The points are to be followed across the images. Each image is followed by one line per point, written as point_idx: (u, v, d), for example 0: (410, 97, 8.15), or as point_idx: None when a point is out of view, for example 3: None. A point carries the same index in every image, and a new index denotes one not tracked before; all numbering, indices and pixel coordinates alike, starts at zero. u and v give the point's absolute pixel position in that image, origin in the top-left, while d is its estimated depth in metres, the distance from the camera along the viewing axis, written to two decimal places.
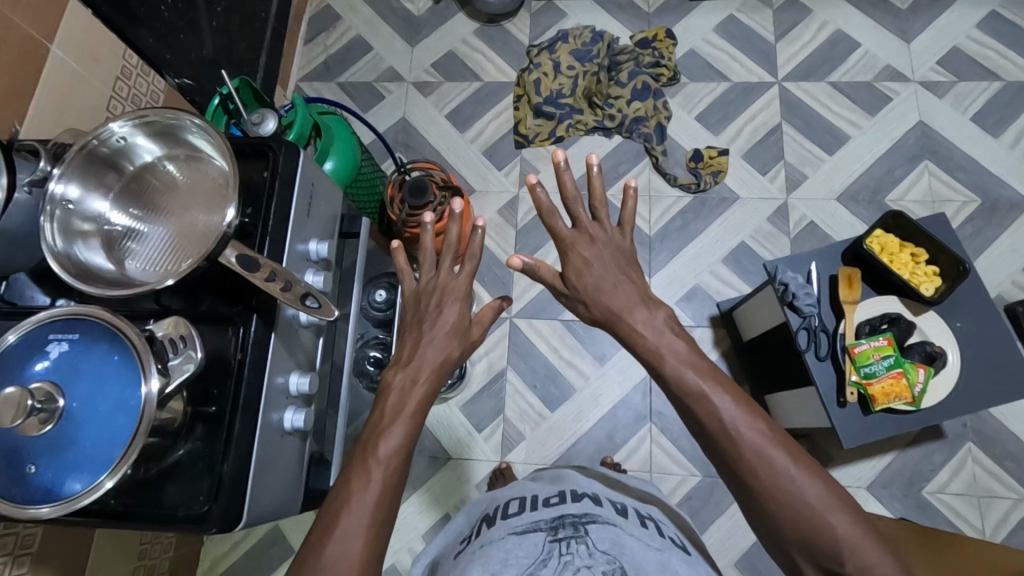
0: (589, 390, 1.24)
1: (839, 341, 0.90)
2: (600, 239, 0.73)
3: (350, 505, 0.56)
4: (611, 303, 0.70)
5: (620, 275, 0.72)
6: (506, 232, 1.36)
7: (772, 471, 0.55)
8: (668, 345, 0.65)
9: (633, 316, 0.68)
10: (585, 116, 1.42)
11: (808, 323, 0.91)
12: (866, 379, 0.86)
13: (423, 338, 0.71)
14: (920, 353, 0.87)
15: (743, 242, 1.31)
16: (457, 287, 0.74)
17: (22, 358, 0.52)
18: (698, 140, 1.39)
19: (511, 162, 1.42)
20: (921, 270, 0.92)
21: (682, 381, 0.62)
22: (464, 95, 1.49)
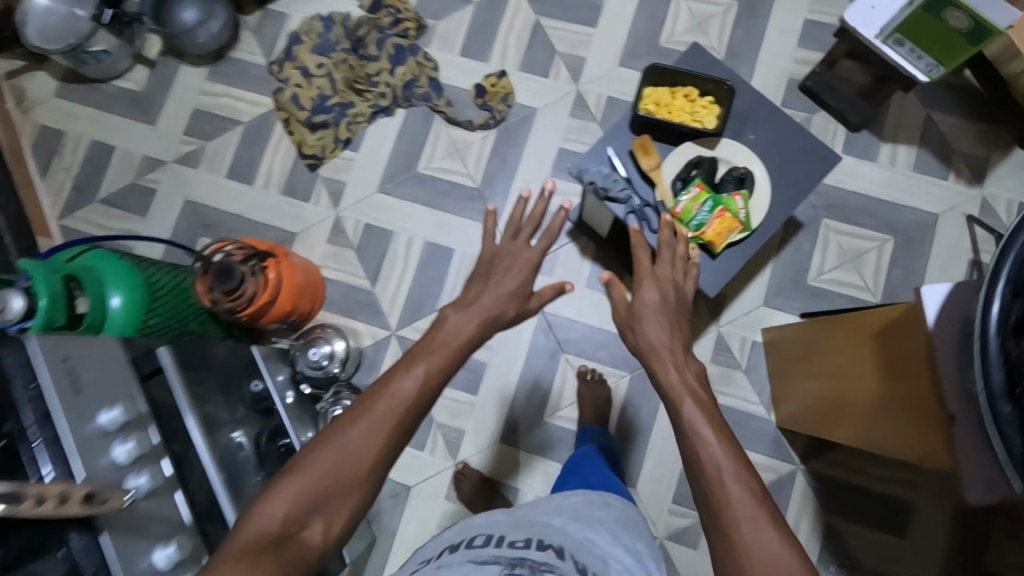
0: (498, 356, 1.24)
1: (661, 209, 0.91)
2: (660, 280, 0.80)
3: (361, 430, 0.64)
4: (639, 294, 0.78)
5: (666, 317, 0.76)
6: (347, 256, 1.30)
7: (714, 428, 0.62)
8: (656, 314, 0.76)
9: (664, 354, 0.72)
10: (358, 106, 1.34)
11: (631, 206, 0.92)
12: (699, 231, 0.89)
13: (486, 288, 0.86)
14: (731, 182, 0.90)
15: (561, 148, 1.30)
16: (523, 265, 0.89)
17: None
18: (473, 75, 1.34)
19: (315, 188, 1.33)
20: (697, 107, 0.94)
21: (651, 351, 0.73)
22: (233, 146, 1.37)
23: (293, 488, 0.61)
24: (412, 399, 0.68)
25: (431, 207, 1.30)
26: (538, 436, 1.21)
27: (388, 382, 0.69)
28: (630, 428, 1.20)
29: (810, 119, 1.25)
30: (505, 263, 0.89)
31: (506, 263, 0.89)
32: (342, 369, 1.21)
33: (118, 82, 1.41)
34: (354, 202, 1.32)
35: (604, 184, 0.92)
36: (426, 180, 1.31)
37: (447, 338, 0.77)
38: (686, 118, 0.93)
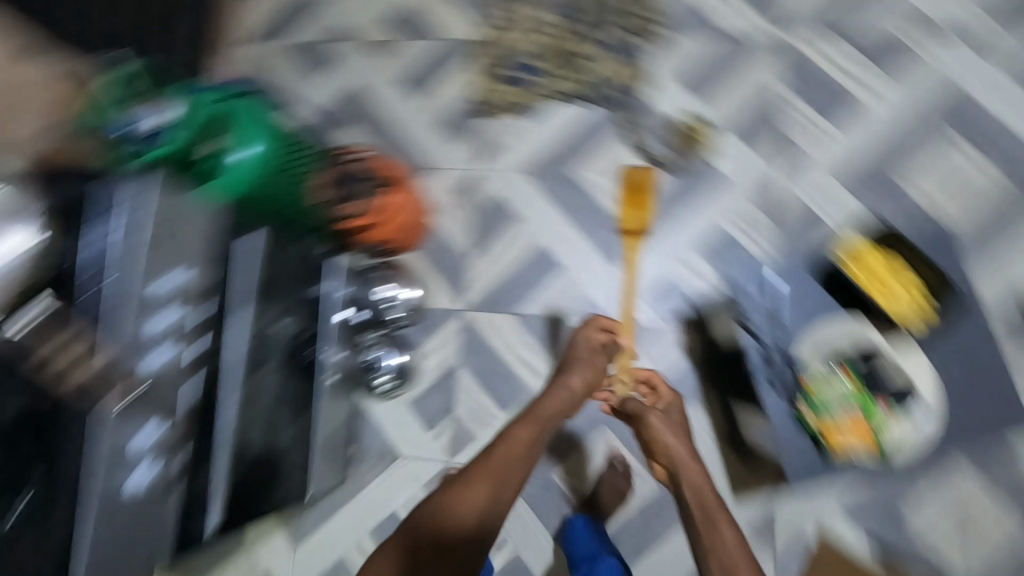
0: (544, 390, 1.17)
1: (797, 376, 1.04)
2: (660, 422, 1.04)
3: (462, 506, 0.87)
4: (655, 435, 1.03)
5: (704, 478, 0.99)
6: (462, 214, 1.25)
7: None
8: (665, 429, 1.03)
9: (718, 526, 0.94)
10: (553, 81, 1.26)
11: (765, 350, 1.08)
12: (824, 419, 1.01)
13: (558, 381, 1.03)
14: (890, 391, 1.00)
15: (723, 228, 1.17)
16: (591, 367, 1.03)
17: None
18: (681, 109, 1.22)
19: (470, 137, 1.28)
20: (904, 292, 1.04)
21: (721, 533, 0.94)
22: (420, 58, 1.33)
23: (439, 531, 0.85)
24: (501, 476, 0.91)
25: (564, 214, 1.22)
26: (536, 487, 1.14)
27: (485, 464, 0.92)
28: (628, 537, 1.10)
29: (1006, 349, 1.06)
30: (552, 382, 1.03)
31: (553, 383, 1.04)
32: (402, 317, 1.19)
33: None
34: (497, 169, 1.26)
35: (750, 314, 1.11)
36: (575, 188, 1.23)
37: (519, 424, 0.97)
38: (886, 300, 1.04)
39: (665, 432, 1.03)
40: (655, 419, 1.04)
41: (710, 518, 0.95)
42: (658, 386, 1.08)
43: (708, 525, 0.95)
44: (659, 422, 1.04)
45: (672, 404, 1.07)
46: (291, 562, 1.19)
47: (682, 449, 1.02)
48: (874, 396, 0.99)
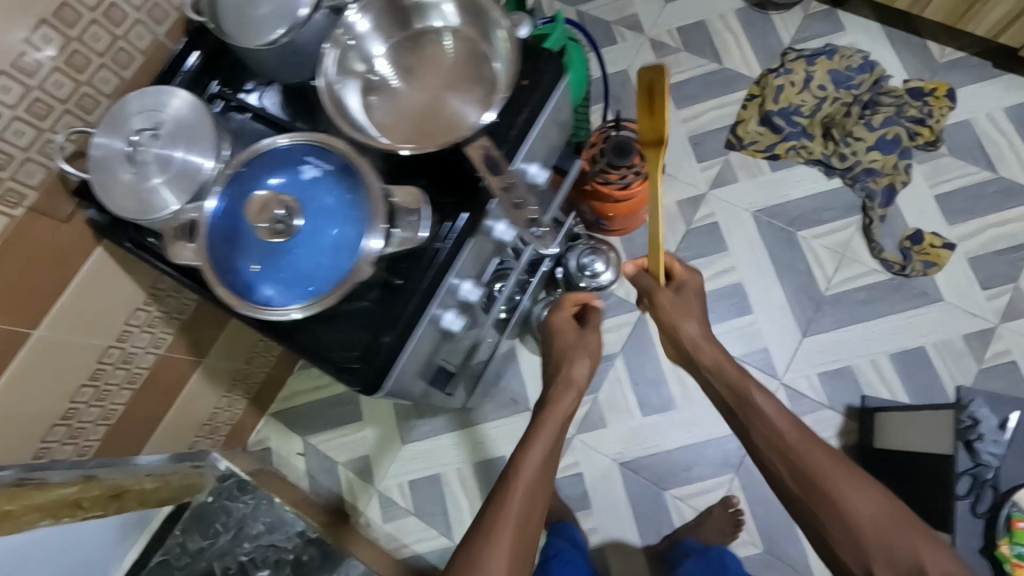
0: (689, 413, 1.19)
1: (1006, 506, 0.88)
2: (671, 299, 0.84)
3: (499, 534, 0.64)
4: (679, 322, 0.82)
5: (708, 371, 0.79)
6: (675, 224, 1.29)
7: (849, 482, 0.65)
8: (693, 331, 0.81)
9: (748, 395, 0.74)
10: (812, 144, 1.29)
11: (978, 472, 0.91)
12: (1017, 558, 0.85)
13: (565, 368, 0.88)
14: None
15: (924, 346, 1.16)
16: (569, 391, 0.85)
17: (281, 164, 0.57)
18: (927, 221, 1.22)
19: (713, 160, 1.32)
20: None
21: (801, 444, 0.69)
22: (696, 72, 1.38)
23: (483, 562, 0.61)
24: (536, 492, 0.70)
25: (772, 265, 1.24)
26: (645, 495, 1.17)
27: (504, 504, 0.67)
28: None
29: None
30: (555, 391, 0.86)
31: (559, 388, 0.86)
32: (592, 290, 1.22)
33: None
34: (726, 199, 1.29)
35: (980, 427, 0.93)
36: (793, 247, 1.25)
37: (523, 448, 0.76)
38: None
39: (689, 299, 0.85)
40: (687, 295, 0.85)
41: (741, 394, 0.75)
42: (687, 284, 0.87)
43: (742, 406, 0.74)
44: (684, 297, 0.85)
45: (693, 297, 0.85)
46: (392, 456, 1.26)
47: (696, 314, 0.83)
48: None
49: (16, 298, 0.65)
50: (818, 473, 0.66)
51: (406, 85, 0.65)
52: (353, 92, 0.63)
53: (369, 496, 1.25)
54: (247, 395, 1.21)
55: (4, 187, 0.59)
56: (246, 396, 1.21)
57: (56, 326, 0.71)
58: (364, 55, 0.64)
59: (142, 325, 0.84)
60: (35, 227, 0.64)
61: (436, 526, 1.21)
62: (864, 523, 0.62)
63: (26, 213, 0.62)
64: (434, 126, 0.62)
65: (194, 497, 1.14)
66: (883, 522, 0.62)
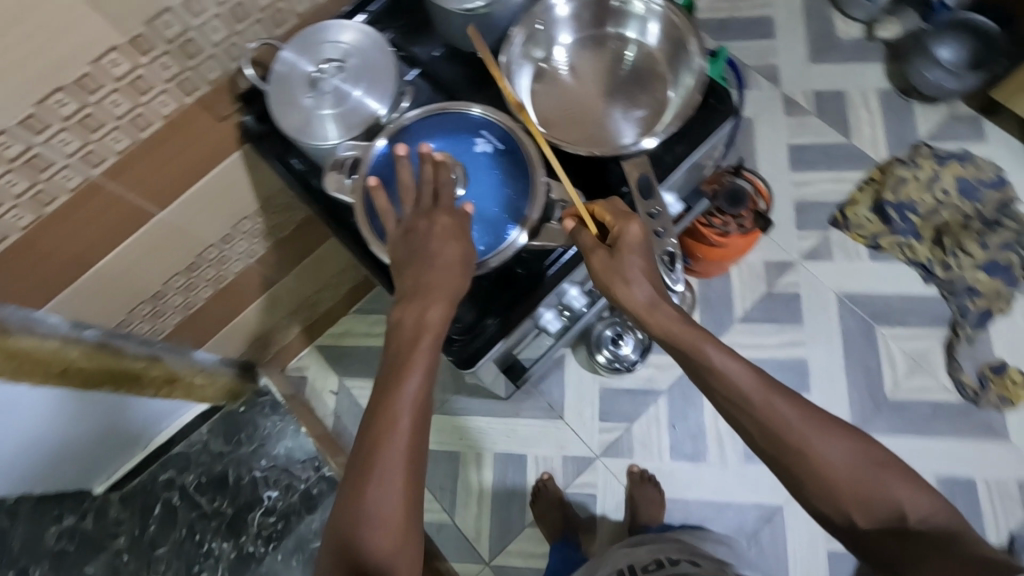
0: (716, 471, 1.18)
1: None
2: (626, 247, 0.56)
3: (382, 466, 0.50)
4: (614, 283, 0.57)
5: (675, 321, 0.58)
6: (757, 283, 1.27)
7: (813, 426, 0.56)
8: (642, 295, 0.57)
9: (709, 346, 0.57)
10: (918, 245, 1.26)
11: None
12: None
13: (427, 276, 0.54)
14: None
15: (973, 479, 1.12)
16: (454, 247, 0.55)
17: (464, 132, 0.60)
18: (1014, 355, 1.18)
19: (813, 232, 1.29)
20: None
21: (766, 404, 0.57)
22: (821, 139, 1.35)
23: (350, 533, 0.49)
24: (410, 433, 0.51)
25: (842, 352, 1.22)
26: None
27: (377, 443, 0.50)
28: None
29: None
30: (413, 284, 0.54)
31: (417, 279, 0.54)
32: None
33: (838, 15, 1.44)
34: (815, 274, 1.27)
35: None
36: (868, 340, 1.22)
37: (390, 377, 0.53)
38: None
39: (630, 258, 0.56)
40: (626, 253, 0.57)
41: (687, 350, 0.58)
42: (626, 237, 0.56)
43: (691, 358, 0.58)
44: (623, 258, 0.56)
45: (638, 272, 0.56)
46: None
47: (639, 267, 0.56)
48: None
49: (158, 179, 0.68)
50: (776, 426, 0.56)
51: (577, 84, 0.65)
52: (526, 74, 0.64)
53: None
54: (303, 322, 1.24)
55: (184, 76, 0.63)
56: (302, 323, 1.24)
57: (179, 212, 0.74)
58: (548, 37, 0.65)
59: (245, 232, 0.87)
60: (196, 118, 0.66)
61: (440, 500, 1.22)
62: (838, 477, 0.55)
63: (194, 104, 0.65)
64: (593, 121, 0.63)
65: (229, 403, 1.20)
66: (854, 470, 0.55)
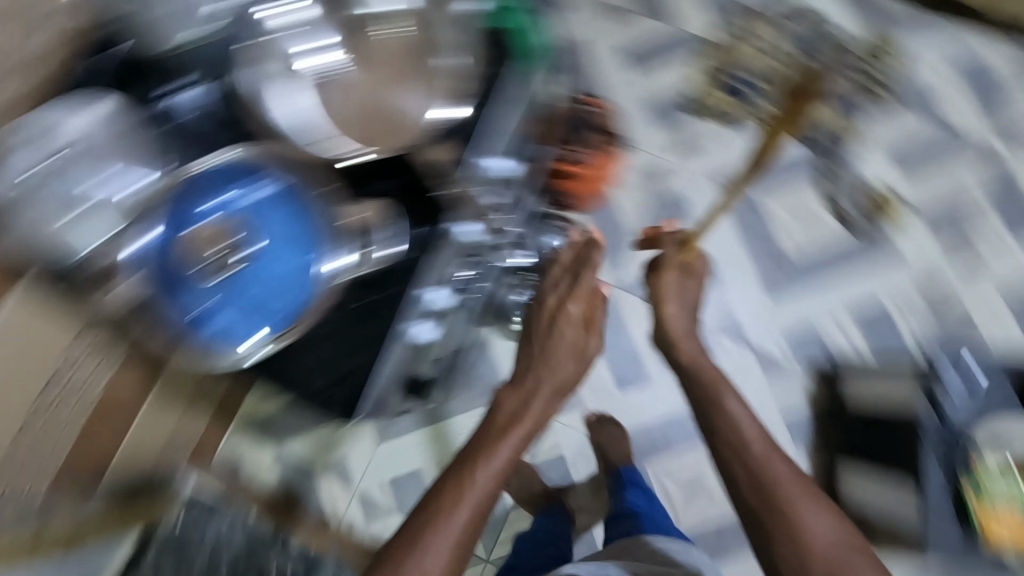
0: (661, 385, 1.20)
1: (970, 457, 1.07)
2: (694, 276, 1.04)
3: (440, 536, 0.75)
4: (667, 304, 1.02)
5: (710, 378, 0.96)
6: (635, 194, 1.28)
7: (803, 503, 0.79)
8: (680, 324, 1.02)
9: (727, 399, 0.92)
10: (769, 105, 1.24)
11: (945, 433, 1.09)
12: (982, 503, 1.04)
13: (545, 359, 0.97)
14: None
15: (879, 300, 1.19)
16: (580, 302, 1.01)
17: (189, 194, 0.79)
18: (879, 175, 1.23)
19: (667, 127, 1.30)
20: None
21: (764, 454, 0.84)
22: (646, 33, 1.33)
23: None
24: (478, 511, 0.79)
25: (732, 231, 1.25)
26: None
27: (450, 513, 0.78)
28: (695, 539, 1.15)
29: None
30: (535, 368, 0.96)
31: (537, 367, 0.97)
32: None
33: None
34: (685, 167, 1.28)
35: (946, 391, 1.11)
36: (752, 211, 1.25)
37: (469, 467, 0.84)
38: None
39: (685, 292, 1.04)
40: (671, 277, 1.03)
41: (712, 401, 0.93)
42: (695, 268, 1.05)
43: (711, 406, 0.92)
44: (685, 282, 1.04)
45: (694, 281, 1.05)
46: (369, 453, 1.25)
47: (695, 299, 1.05)
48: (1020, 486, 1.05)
49: None
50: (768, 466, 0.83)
51: None
52: None
53: (350, 497, 1.23)
54: None
55: None
56: None
57: None
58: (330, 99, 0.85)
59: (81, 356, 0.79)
60: None
61: None
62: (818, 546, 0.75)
63: None
64: (391, 133, 0.87)
65: (162, 523, 1.00)
66: (837, 548, 0.75)
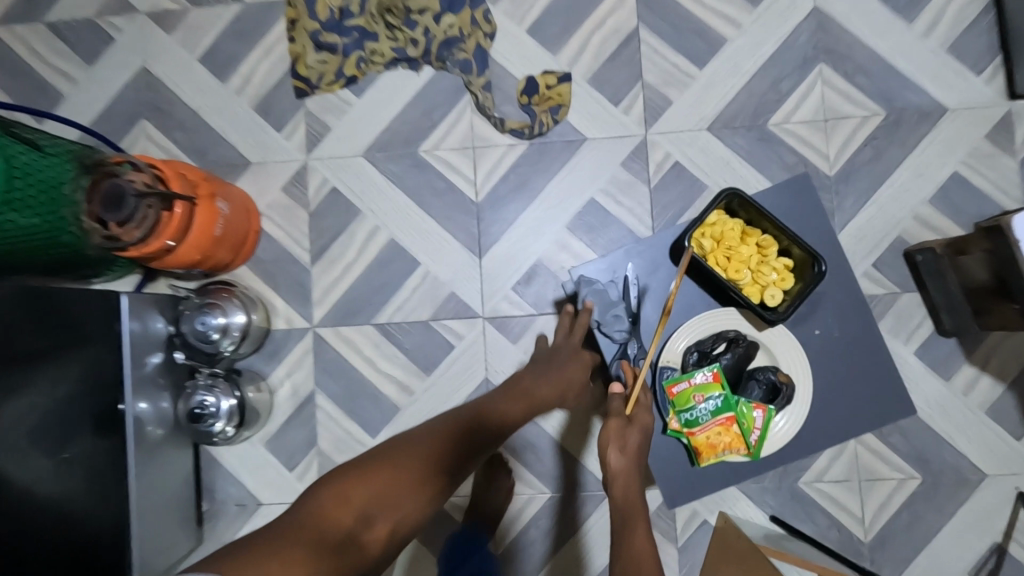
0: (416, 407, 1.03)
1: (663, 377, 0.93)
2: (619, 432, 0.73)
3: (414, 452, 0.66)
4: (609, 447, 0.71)
5: (632, 489, 0.69)
6: (296, 214, 1.06)
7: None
8: (617, 470, 0.70)
9: (638, 530, 0.65)
10: (379, 43, 1.04)
11: (624, 351, 0.93)
12: (688, 426, 0.92)
13: (553, 370, 0.83)
14: (762, 389, 0.91)
15: (592, 199, 1.02)
16: (580, 367, 0.86)
17: None
18: (531, 62, 1.04)
19: (294, 119, 1.07)
20: (767, 269, 0.91)
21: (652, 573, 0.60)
22: (219, 26, 1.09)
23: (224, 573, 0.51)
24: (454, 431, 0.70)
25: (413, 201, 1.05)
26: None
27: (414, 441, 0.68)
28: (523, 547, 1.00)
29: (895, 298, 0.97)
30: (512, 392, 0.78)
31: (513, 400, 0.77)
32: (233, 349, 1.00)
33: None
34: (330, 156, 1.06)
35: (596, 303, 0.92)
36: (422, 169, 1.05)
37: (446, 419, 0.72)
38: (746, 275, 0.91)
39: (630, 435, 0.73)
40: (636, 425, 0.74)
41: (627, 521, 0.66)
42: (636, 418, 0.76)
43: (621, 524, 0.66)
44: (630, 430, 0.73)
45: (641, 433, 0.74)
46: None
47: (633, 441, 0.72)
48: (747, 401, 0.91)
49: None
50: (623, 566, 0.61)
51: None
52: None
53: None
54: None
55: None
56: None
57: None
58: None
59: None
60: None
61: None
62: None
63: None
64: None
65: None
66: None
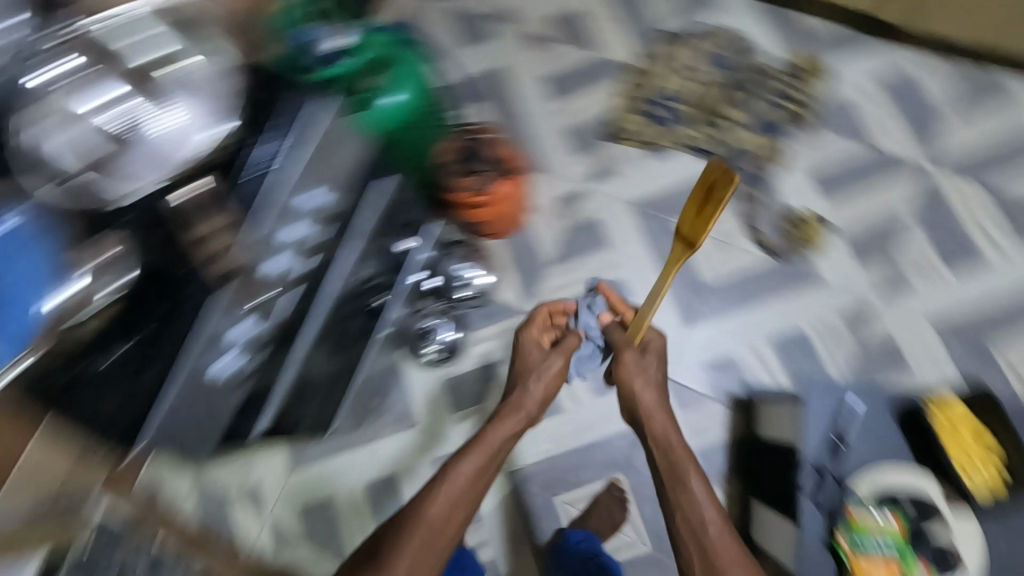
0: (575, 418, 1.16)
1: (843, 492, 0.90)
2: (644, 366, 1.00)
3: (432, 501, 0.87)
4: (640, 396, 0.98)
5: (681, 451, 0.93)
6: (554, 222, 1.26)
7: (726, 544, 0.83)
8: (649, 404, 0.97)
9: (707, 507, 0.87)
10: (691, 130, 1.26)
11: (820, 462, 0.92)
12: (854, 550, 0.86)
13: (531, 376, 1.03)
14: (932, 550, 0.86)
15: (804, 331, 1.15)
16: (552, 380, 1.03)
17: None
18: (804, 200, 1.20)
19: (588, 153, 1.29)
20: (987, 468, 0.90)
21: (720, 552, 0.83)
22: (571, 63, 1.34)
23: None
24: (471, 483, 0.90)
25: (653, 258, 1.22)
26: (535, 507, 1.14)
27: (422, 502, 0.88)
28: None
29: None
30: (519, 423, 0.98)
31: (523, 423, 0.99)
32: (467, 299, 1.21)
33: None
34: (605, 195, 1.27)
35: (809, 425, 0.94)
36: None
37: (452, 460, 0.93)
38: (959, 460, 0.91)
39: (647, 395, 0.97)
40: (648, 356, 1.01)
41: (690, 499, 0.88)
42: (650, 345, 1.04)
43: (677, 486, 0.90)
44: (645, 358, 1.01)
45: (654, 359, 1.02)
46: (282, 484, 1.23)
47: (654, 405, 0.97)
48: (916, 555, 0.86)
49: None
50: (686, 504, 0.88)
51: (132, 122, 0.62)
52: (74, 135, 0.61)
53: (260, 527, 1.21)
54: None
55: None
56: None
57: None
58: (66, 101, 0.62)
59: None
60: None
61: (330, 550, 1.19)
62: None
63: None
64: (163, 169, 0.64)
65: None
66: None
